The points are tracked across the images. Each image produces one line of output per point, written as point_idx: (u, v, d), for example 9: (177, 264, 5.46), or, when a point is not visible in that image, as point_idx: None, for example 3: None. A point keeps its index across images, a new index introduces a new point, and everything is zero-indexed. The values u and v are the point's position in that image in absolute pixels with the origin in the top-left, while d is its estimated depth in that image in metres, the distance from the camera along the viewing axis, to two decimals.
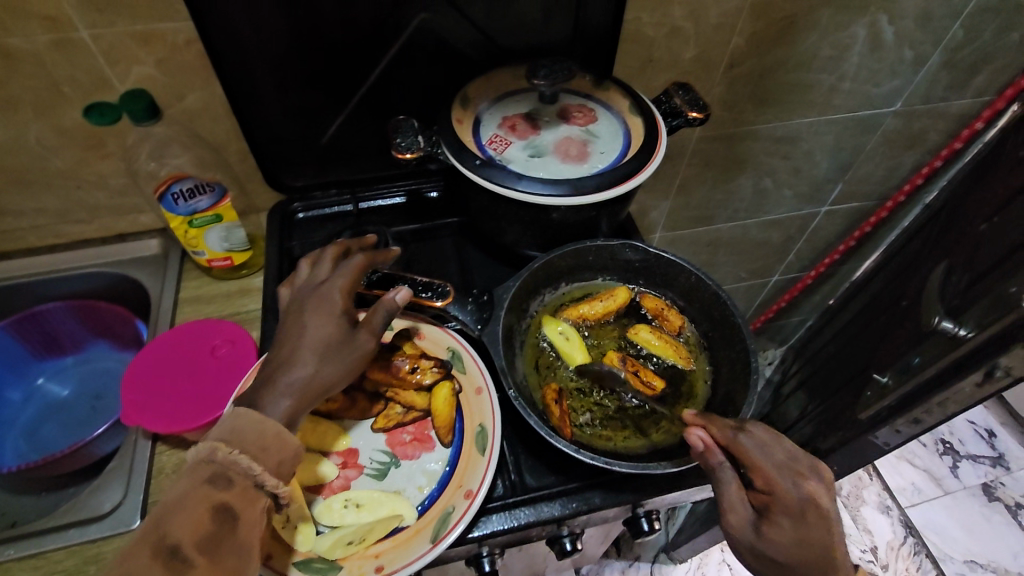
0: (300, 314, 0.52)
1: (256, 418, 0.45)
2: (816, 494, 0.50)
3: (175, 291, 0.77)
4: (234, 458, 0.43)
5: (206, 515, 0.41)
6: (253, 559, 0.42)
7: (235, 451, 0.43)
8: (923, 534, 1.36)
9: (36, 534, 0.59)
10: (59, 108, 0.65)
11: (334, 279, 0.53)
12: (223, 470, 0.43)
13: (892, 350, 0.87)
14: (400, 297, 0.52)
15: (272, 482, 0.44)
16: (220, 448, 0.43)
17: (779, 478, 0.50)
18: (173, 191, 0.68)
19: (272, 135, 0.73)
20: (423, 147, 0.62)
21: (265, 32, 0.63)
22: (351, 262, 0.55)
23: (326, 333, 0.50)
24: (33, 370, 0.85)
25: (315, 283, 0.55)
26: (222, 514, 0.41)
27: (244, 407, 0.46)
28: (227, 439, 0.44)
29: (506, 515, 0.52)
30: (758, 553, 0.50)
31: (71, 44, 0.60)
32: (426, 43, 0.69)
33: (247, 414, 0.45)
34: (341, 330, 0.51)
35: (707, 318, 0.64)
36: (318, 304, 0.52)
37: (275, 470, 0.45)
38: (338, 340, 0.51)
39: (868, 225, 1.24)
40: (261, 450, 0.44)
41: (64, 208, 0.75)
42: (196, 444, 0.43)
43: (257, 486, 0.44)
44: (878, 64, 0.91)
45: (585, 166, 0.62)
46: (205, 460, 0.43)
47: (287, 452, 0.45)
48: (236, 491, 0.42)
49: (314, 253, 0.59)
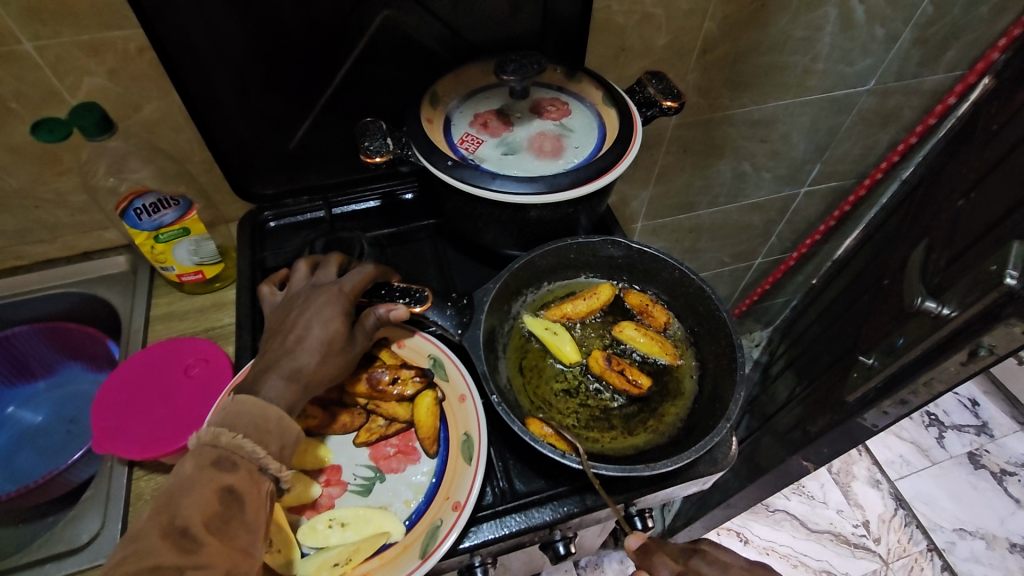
0: (289, 321, 0.51)
1: (258, 403, 0.45)
2: None
3: (146, 308, 0.75)
4: (240, 442, 0.43)
5: (213, 497, 0.40)
6: (260, 540, 0.42)
7: (239, 436, 0.44)
8: (913, 506, 1.38)
9: (12, 570, 0.57)
10: (7, 124, 0.62)
11: (343, 284, 0.53)
12: (228, 454, 0.43)
13: (877, 328, 0.88)
14: (396, 313, 0.52)
15: (275, 466, 0.44)
16: (224, 433, 0.43)
17: None
18: (136, 206, 0.65)
19: (237, 142, 0.71)
20: (393, 149, 0.60)
21: (222, 39, 0.61)
22: (361, 268, 0.55)
23: (315, 340, 0.50)
24: (4, 398, 0.82)
25: (315, 285, 0.54)
26: (228, 497, 0.41)
27: (244, 394, 0.47)
28: (231, 425, 0.44)
29: (496, 523, 0.51)
30: None
31: (16, 58, 0.57)
32: (391, 40, 0.67)
33: (247, 400, 0.46)
34: (345, 329, 0.51)
35: (693, 312, 0.63)
36: (325, 303, 0.51)
37: (278, 453, 0.45)
38: (338, 340, 0.51)
39: (847, 205, 1.24)
40: (263, 433, 0.45)
41: (23, 228, 0.73)
42: (198, 430, 0.43)
43: (260, 470, 0.44)
44: (850, 43, 0.90)
45: (560, 162, 0.61)
46: (209, 445, 0.43)
47: (288, 435, 0.46)
48: (241, 473, 0.43)
49: (315, 257, 0.59)
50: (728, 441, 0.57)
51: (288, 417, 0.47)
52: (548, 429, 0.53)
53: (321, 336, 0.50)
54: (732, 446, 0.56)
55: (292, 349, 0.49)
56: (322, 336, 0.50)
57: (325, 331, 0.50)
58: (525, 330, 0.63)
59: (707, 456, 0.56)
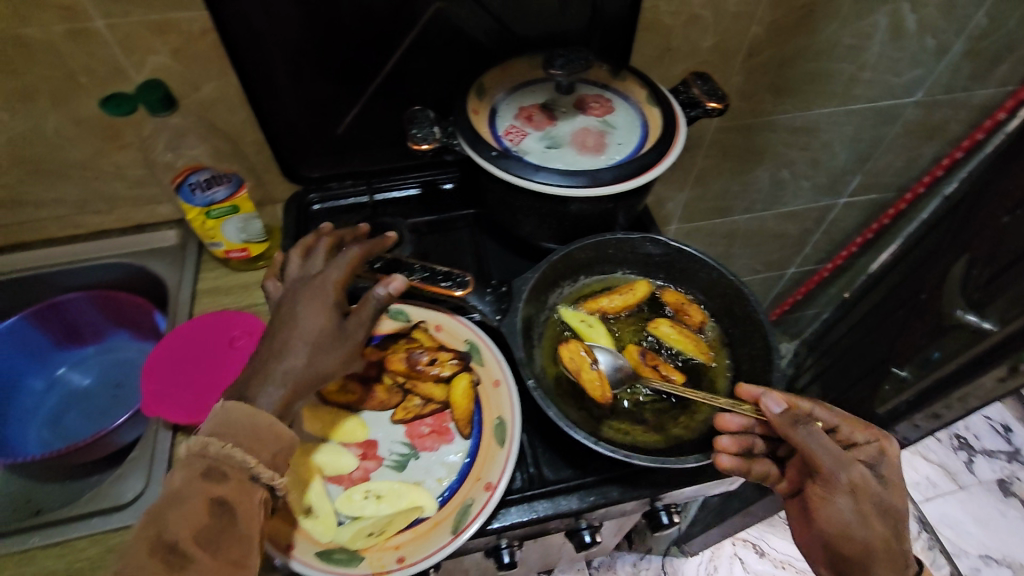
0: (287, 309, 0.48)
1: (248, 410, 0.43)
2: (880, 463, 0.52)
3: (193, 281, 0.78)
4: (229, 452, 0.41)
5: (203, 508, 0.39)
6: (255, 551, 0.41)
7: (228, 445, 0.42)
8: (938, 529, 1.35)
9: (60, 522, 0.60)
10: (76, 98, 0.65)
11: (330, 273, 0.50)
12: (216, 464, 0.41)
13: (911, 342, 0.86)
14: (393, 290, 0.46)
15: (267, 474, 0.42)
16: (213, 443, 0.41)
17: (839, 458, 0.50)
18: (191, 181, 0.69)
19: (287, 124, 0.73)
20: (439, 138, 0.61)
21: (280, 23, 0.63)
22: (349, 253, 0.51)
23: (313, 331, 0.47)
24: (57, 359, 0.86)
25: (307, 275, 0.51)
26: (218, 509, 0.40)
27: (235, 400, 0.44)
28: (220, 433, 0.42)
29: (525, 507, 0.52)
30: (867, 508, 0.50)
31: (87, 35, 0.60)
32: (441, 32, 0.68)
33: (237, 406, 0.43)
34: (333, 322, 0.48)
35: (729, 314, 0.63)
36: (313, 295, 0.49)
37: (272, 461, 0.43)
38: (328, 335, 0.47)
39: (885, 218, 1.21)
40: (256, 441, 0.42)
41: (83, 199, 0.76)
42: (186, 439, 0.42)
43: (253, 478, 0.42)
44: (898, 53, 0.89)
45: (603, 157, 0.61)
46: (198, 455, 0.41)
47: (282, 441, 0.44)
48: (231, 484, 0.41)
49: (306, 242, 0.55)
50: None
51: (279, 422, 0.44)
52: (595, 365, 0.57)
53: (308, 328, 0.47)
54: None
55: (289, 342, 0.46)
56: (311, 331, 0.47)
57: (312, 325, 0.47)
58: (560, 321, 0.63)
59: None
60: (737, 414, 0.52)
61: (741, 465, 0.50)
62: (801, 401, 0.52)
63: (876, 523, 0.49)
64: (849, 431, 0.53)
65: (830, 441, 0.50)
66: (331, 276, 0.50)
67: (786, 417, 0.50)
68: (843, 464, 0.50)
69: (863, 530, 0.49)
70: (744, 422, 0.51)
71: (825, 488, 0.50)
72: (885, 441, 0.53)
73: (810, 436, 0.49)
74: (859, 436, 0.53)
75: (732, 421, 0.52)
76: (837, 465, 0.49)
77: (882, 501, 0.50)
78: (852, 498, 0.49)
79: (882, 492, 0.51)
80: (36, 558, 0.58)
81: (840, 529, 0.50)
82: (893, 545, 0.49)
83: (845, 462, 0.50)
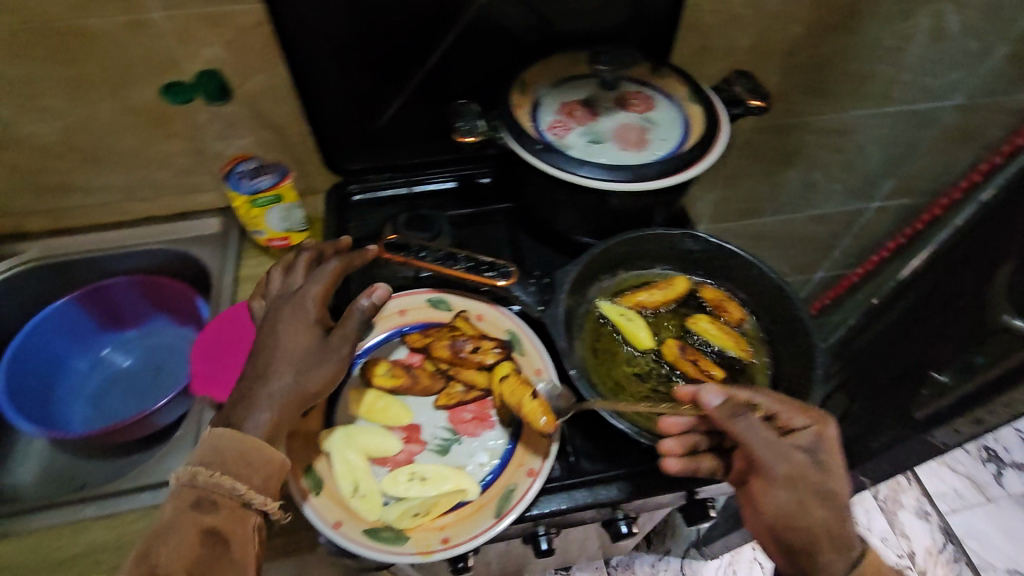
0: (271, 327, 0.48)
1: (235, 436, 0.42)
2: (825, 450, 0.48)
3: (235, 269, 0.80)
4: (217, 481, 0.41)
5: (196, 540, 0.39)
6: None
7: (216, 473, 0.41)
8: (964, 542, 1.33)
9: (109, 495, 0.62)
10: (132, 87, 0.67)
11: (308, 289, 0.50)
12: (207, 494, 0.41)
13: (948, 348, 0.85)
14: (376, 299, 0.47)
15: (259, 500, 0.42)
16: (201, 473, 0.41)
17: (775, 448, 0.47)
18: (238, 170, 0.73)
19: (331, 116, 0.74)
20: (483, 131, 0.62)
21: (332, 17, 0.64)
22: (326, 267, 0.51)
23: (298, 349, 0.47)
24: (101, 340, 0.89)
25: (289, 291, 0.51)
26: (212, 539, 0.40)
27: (221, 427, 0.44)
28: (207, 462, 0.41)
29: (564, 495, 0.53)
30: (803, 495, 0.47)
31: (147, 25, 0.62)
32: (486, 28, 0.69)
33: (224, 434, 0.43)
34: (316, 339, 0.48)
35: (769, 311, 0.63)
36: (292, 313, 0.48)
37: (263, 485, 0.43)
38: (313, 351, 0.47)
39: (920, 223, 1.18)
40: (244, 467, 0.42)
41: (131, 186, 0.78)
42: (175, 470, 0.41)
43: (245, 504, 0.42)
44: (939, 55, 0.88)
45: (646, 153, 0.62)
46: (187, 486, 0.41)
47: (273, 465, 0.43)
48: (223, 513, 0.41)
49: (286, 258, 0.56)
50: None
51: (269, 445, 0.43)
52: (536, 395, 0.52)
53: (290, 349, 0.47)
54: None
55: (273, 363, 0.46)
56: (294, 350, 0.47)
57: (294, 344, 0.47)
58: (599, 315, 0.63)
59: None
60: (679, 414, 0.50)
61: (688, 466, 0.49)
62: (741, 392, 0.49)
63: (820, 510, 0.47)
64: (788, 416, 0.49)
65: (764, 431, 0.48)
66: (312, 290, 0.50)
67: (723, 407, 0.48)
68: (780, 454, 0.47)
69: (803, 518, 0.47)
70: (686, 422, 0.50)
71: (764, 481, 0.48)
72: (830, 425, 0.49)
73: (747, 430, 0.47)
74: (798, 420, 0.49)
75: (672, 423, 0.50)
76: (767, 453, 0.47)
77: (823, 488, 0.47)
78: (793, 488, 0.47)
79: (822, 479, 0.47)
80: (89, 529, 0.60)
81: (783, 521, 0.47)
82: (835, 529, 0.47)
83: (777, 452, 0.47)
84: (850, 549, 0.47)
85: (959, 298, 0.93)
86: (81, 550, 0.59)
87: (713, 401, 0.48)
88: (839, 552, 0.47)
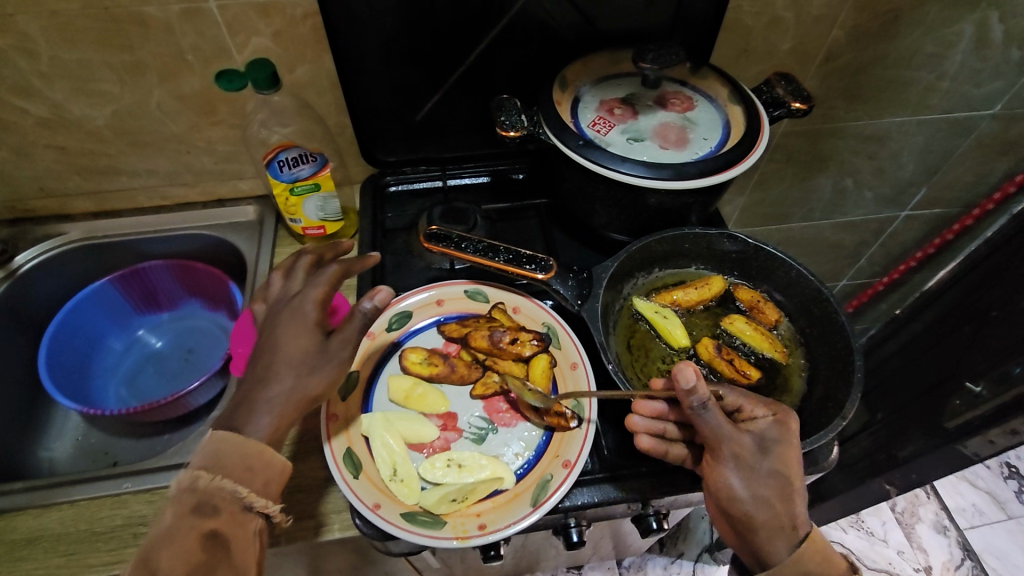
0: (271, 331, 0.48)
1: (237, 440, 0.43)
2: (779, 437, 0.49)
3: (270, 256, 0.80)
4: (218, 484, 0.41)
5: (195, 544, 0.40)
6: None
7: (217, 477, 0.42)
8: (983, 558, 1.31)
9: (148, 471, 0.63)
10: (180, 75, 0.69)
11: (308, 293, 0.49)
12: (207, 498, 0.41)
13: (982, 360, 0.84)
14: (379, 302, 0.46)
15: (260, 503, 0.43)
16: (202, 476, 0.41)
17: (727, 433, 0.48)
18: (280, 158, 0.71)
19: (371, 108, 0.75)
20: (525, 126, 0.62)
21: (379, 11, 0.65)
22: (323, 272, 0.50)
23: (300, 353, 0.47)
24: (135, 322, 0.91)
25: (289, 296, 0.51)
26: (212, 543, 0.41)
27: (222, 430, 0.44)
28: (208, 465, 0.42)
29: (596, 488, 0.53)
30: (748, 476, 0.48)
31: (200, 14, 0.63)
32: (528, 24, 0.70)
33: (224, 438, 0.43)
34: (317, 342, 0.48)
35: (806, 314, 0.63)
36: (291, 318, 0.48)
37: (263, 489, 0.43)
38: (313, 355, 0.47)
39: (950, 233, 1.18)
40: (246, 471, 0.43)
41: (174, 171, 0.80)
42: (176, 475, 0.42)
43: (246, 507, 0.43)
44: (981, 63, 0.87)
45: (686, 152, 0.62)
46: (187, 490, 0.41)
47: (273, 469, 0.44)
48: (224, 516, 0.42)
49: (285, 262, 0.56)
50: (830, 444, 0.57)
51: (271, 451, 0.44)
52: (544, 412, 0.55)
53: (290, 352, 0.47)
54: (833, 450, 0.57)
55: (273, 368, 0.46)
56: (293, 354, 0.47)
57: (294, 349, 0.47)
58: (634, 311, 0.64)
59: (808, 456, 0.57)
60: (654, 400, 0.52)
61: (659, 446, 0.51)
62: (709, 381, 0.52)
63: (763, 493, 0.47)
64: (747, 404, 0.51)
65: (720, 417, 0.48)
66: (311, 294, 0.49)
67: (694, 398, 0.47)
68: (732, 438, 0.48)
69: (744, 496, 0.47)
70: (658, 406, 0.52)
71: (713, 461, 0.49)
72: (787, 417, 0.50)
73: (700, 412, 0.47)
74: (757, 411, 0.51)
75: (645, 405, 0.52)
76: (718, 436, 0.48)
77: (769, 471, 0.48)
78: (738, 468, 0.48)
79: (769, 463, 0.48)
80: (127, 503, 0.62)
81: (726, 500, 0.48)
82: (777, 510, 0.47)
83: (730, 436, 0.48)
84: (794, 533, 0.47)
85: (992, 309, 0.92)
86: (121, 523, 0.61)
87: (685, 385, 0.46)
88: (781, 532, 0.47)
